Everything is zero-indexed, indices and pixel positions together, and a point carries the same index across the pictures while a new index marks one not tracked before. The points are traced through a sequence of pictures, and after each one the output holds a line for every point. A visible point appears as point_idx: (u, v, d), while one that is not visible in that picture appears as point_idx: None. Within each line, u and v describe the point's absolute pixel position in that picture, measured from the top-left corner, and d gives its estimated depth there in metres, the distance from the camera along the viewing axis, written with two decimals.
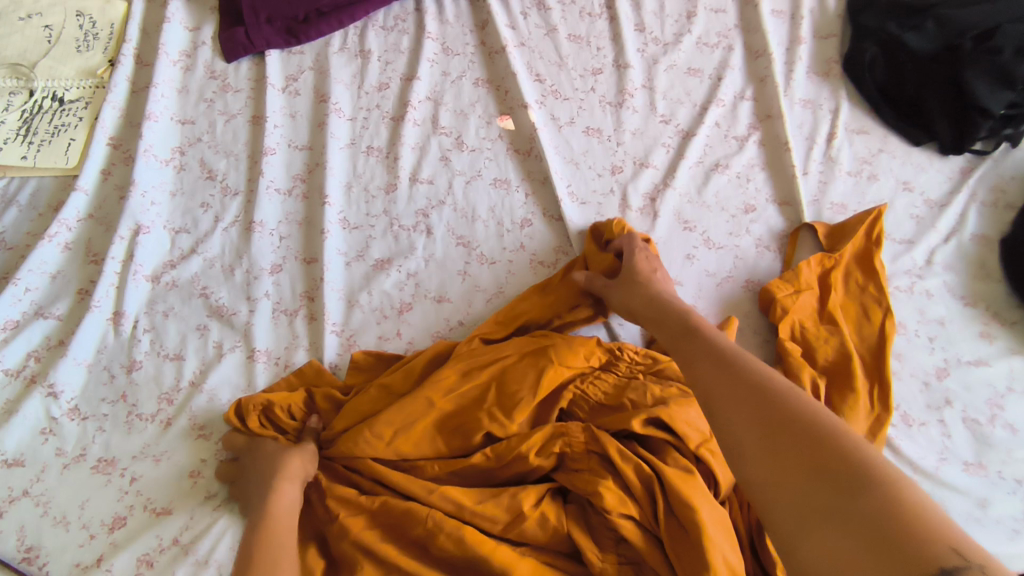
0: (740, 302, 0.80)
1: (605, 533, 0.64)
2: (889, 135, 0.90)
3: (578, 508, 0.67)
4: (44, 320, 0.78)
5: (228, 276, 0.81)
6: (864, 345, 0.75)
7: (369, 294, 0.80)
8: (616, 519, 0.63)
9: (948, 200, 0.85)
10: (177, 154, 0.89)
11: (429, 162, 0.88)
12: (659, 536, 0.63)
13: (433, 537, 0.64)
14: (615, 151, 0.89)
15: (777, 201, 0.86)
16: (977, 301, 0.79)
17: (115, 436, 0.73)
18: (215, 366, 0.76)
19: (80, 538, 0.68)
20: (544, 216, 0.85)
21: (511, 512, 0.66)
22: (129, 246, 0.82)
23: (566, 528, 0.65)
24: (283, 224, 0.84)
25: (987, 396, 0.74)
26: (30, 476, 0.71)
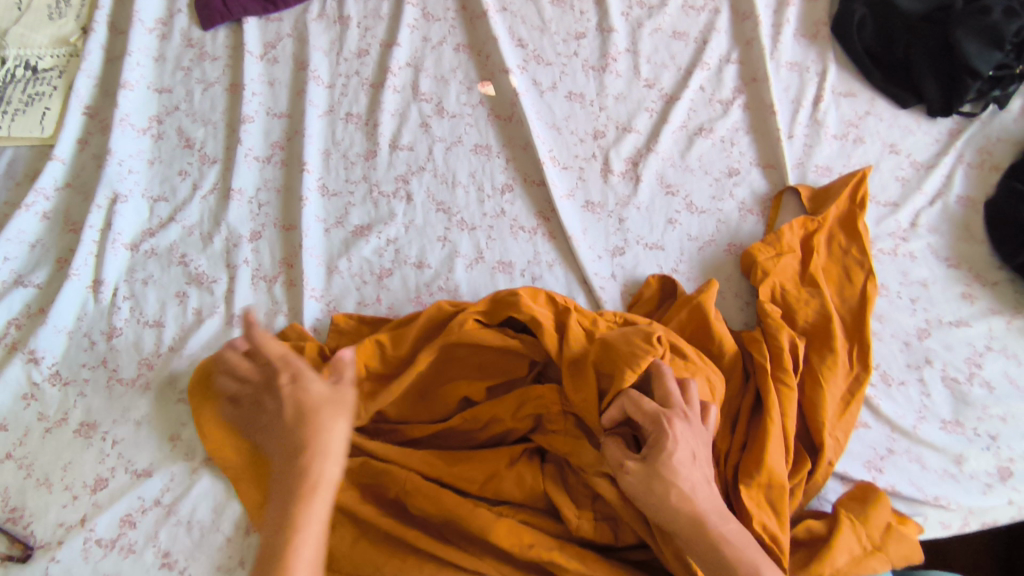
0: (723, 265, 0.79)
1: (582, 491, 0.66)
2: (876, 98, 0.88)
3: (556, 468, 0.69)
4: (24, 289, 0.78)
5: (206, 244, 0.81)
6: (846, 306, 0.75)
7: (348, 260, 0.80)
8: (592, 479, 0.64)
9: (936, 161, 0.84)
10: (154, 123, 0.88)
11: (409, 128, 0.87)
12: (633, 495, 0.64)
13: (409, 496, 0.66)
14: (598, 115, 0.88)
15: (761, 164, 0.85)
16: (961, 263, 0.79)
17: (96, 400, 0.74)
18: (194, 331, 0.76)
19: (63, 499, 0.70)
20: (525, 181, 0.84)
21: (487, 472, 0.68)
22: (107, 214, 0.82)
23: (542, 487, 0.67)
24: (262, 191, 0.84)
25: (966, 354, 0.75)
26: (13, 440, 0.72)
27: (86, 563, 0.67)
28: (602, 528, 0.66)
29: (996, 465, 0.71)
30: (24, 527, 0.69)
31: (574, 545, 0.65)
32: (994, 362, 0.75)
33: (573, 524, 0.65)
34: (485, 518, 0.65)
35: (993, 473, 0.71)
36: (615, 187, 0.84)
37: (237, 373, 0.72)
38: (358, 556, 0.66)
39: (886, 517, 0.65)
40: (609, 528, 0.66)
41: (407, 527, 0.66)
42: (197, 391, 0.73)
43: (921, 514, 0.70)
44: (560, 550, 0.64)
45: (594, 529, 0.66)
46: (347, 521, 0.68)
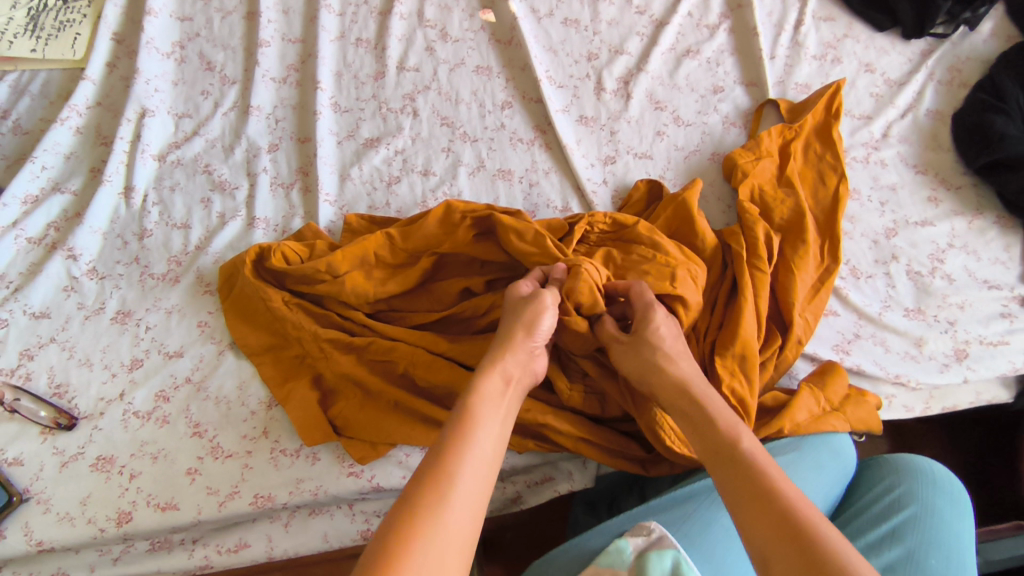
0: (707, 171, 0.86)
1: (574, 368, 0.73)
2: (854, 22, 0.94)
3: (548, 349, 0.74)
4: (61, 195, 0.85)
5: (229, 155, 0.87)
6: (819, 206, 0.81)
7: (360, 168, 0.86)
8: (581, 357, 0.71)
9: (907, 79, 0.90)
10: (177, 48, 0.94)
11: (415, 51, 0.93)
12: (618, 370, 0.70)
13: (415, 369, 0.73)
14: (592, 39, 0.94)
15: (743, 83, 0.91)
16: (928, 170, 0.85)
17: (131, 293, 0.81)
18: (218, 231, 0.83)
19: (103, 376, 0.77)
20: (523, 99, 0.91)
21: (487, 349, 0.73)
22: (136, 128, 0.88)
23: None
24: (279, 108, 0.90)
25: (930, 251, 0.81)
26: (56, 326, 0.79)
27: (125, 431, 0.74)
28: (591, 400, 0.72)
29: (952, 347, 0.77)
30: (70, 401, 0.75)
31: (565, 415, 0.71)
32: (955, 258, 0.81)
33: (564, 394, 0.71)
34: None
35: (950, 354, 0.77)
36: (607, 103, 0.90)
37: (258, 264, 0.78)
38: (371, 422, 0.73)
39: (844, 386, 0.72)
40: (597, 401, 0.72)
41: (414, 397, 0.74)
42: (222, 281, 0.80)
43: (883, 391, 0.77)
44: (553, 418, 0.71)
45: (583, 402, 0.72)
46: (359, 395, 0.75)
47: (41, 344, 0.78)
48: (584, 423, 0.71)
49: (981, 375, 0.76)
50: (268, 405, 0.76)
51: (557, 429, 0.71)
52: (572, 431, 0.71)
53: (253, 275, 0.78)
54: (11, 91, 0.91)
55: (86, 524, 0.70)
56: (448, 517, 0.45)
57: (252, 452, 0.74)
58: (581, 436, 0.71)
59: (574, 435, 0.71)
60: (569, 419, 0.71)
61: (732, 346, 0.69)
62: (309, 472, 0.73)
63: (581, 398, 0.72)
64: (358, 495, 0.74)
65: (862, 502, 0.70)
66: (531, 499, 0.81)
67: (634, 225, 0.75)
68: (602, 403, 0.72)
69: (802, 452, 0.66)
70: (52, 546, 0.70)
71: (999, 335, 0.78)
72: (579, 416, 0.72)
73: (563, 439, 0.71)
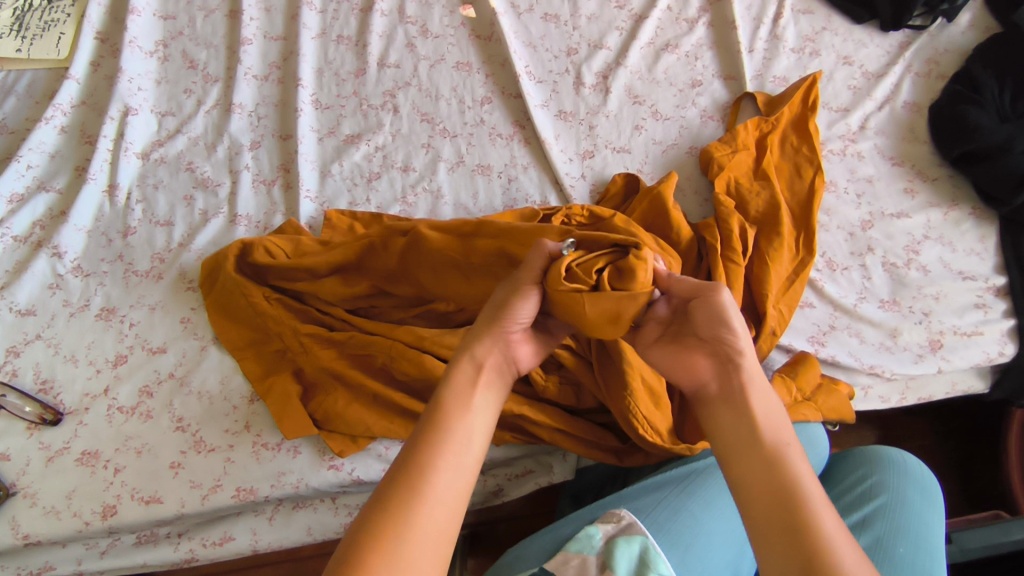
0: (684, 164, 0.87)
1: (548, 359, 0.73)
2: (833, 15, 0.95)
3: None
4: (46, 193, 0.86)
5: (211, 153, 0.88)
6: (795, 198, 0.82)
7: (340, 165, 0.87)
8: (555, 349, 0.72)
9: (885, 71, 0.91)
10: (160, 46, 0.95)
11: (396, 48, 0.94)
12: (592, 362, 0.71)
13: (394, 361, 0.73)
14: (571, 34, 0.95)
15: (722, 76, 0.92)
16: (904, 161, 0.86)
17: (115, 289, 0.82)
18: (201, 228, 0.84)
19: (87, 372, 0.78)
20: (502, 94, 0.91)
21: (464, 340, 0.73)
22: (119, 126, 0.89)
23: None
24: (261, 106, 0.91)
25: (906, 242, 0.82)
26: (42, 323, 0.80)
27: (110, 426, 0.75)
28: (565, 390, 0.73)
29: (928, 338, 0.78)
30: (55, 396, 0.77)
31: (539, 404, 0.72)
32: (931, 249, 0.81)
33: (540, 385, 0.72)
34: None
35: (925, 345, 0.77)
36: (585, 97, 0.91)
37: (238, 260, 0.80)
38: (350, 415, 0.74)
39: (816, 376, 0.73)
40: (571, 391, 0.73)
41: (394, 389, 0.74)
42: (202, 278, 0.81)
43: (857, 381, 0.77)
44: (527, 407, 0.71)
45: (558, 392, 0.73)
46: (340, 389, 0.75)
47: (27, 341, 0.79)
48: (556, 413, 0.72)
49: (955, 365, 0.77)
50: (250, 399, 0.77)
51: (531, 418, 0.72)
52: (546, 420, 0.71)
53: (236, 270, 0.79)
54: None
55: (72, 518, 0.72)
56: (423, 516, 0.43)
57: (234, 445, 0.75)
58: (555, 426, 0.72)
59: (548, 424, 0.72)
60: (543, 409, 0.72)
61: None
62: (290, 466, 0.74)
63: (555, 388, 0.73)
64: (339, 488, 0.75)
65: (837, 493, 0.69)
66: (513, 491, 0.82)
67: (611, 217, 0.76)
68: (576, 393, 0.73)
69: None
70: (38, 540, 0.71)
71: (974, 325, 0.78)
72: (552, 406, 0.73)
73: (537, 428, 0.72)
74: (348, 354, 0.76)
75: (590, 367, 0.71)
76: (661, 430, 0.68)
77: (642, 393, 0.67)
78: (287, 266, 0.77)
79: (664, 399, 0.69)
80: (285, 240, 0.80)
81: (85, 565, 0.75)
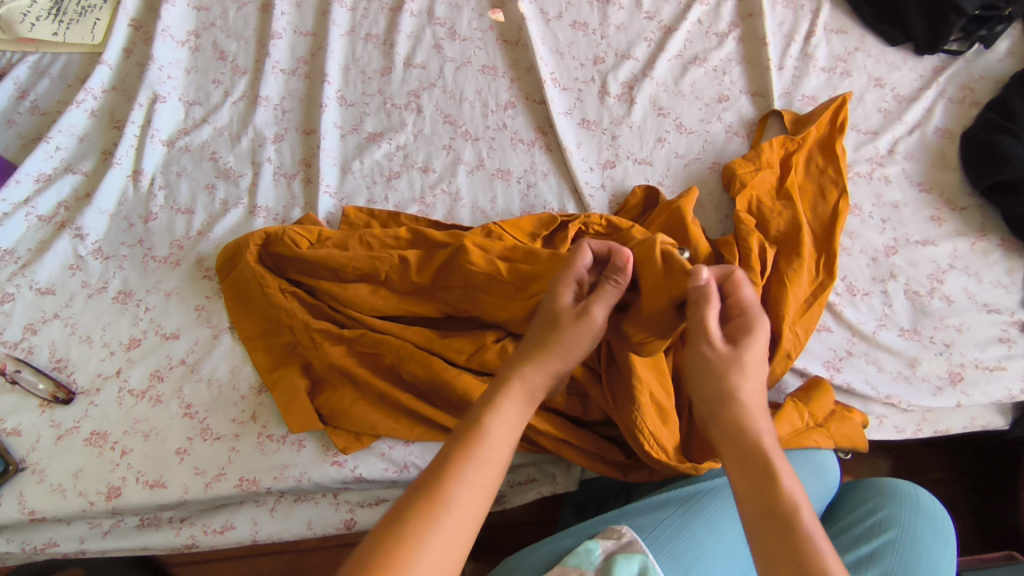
0: (706, 179, 0.86)
1: None
2: (866, 36, 0.94)
3: None
4: (72, 175, 0.87)
5: (235, 144, 0.89)
6: (818, 220, 0.80)
7: (361, 162, 0.87)
8: None
9: (917, 95, 0.89)
10: (192, 37, 0.96)
11: (423, 49, 0.94)
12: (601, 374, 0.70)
13: (403, 363, 0.72)
14: (599, 43, 0.94)
15: (749, 92, 0.91)
16: (933, 188, 0.84)
17: (133, 273, 0.83)
18: (220, 217, 0.85)
19: (101, 353, 0.79)
20: (527, 100, 0.91)
21: (474, 345, 0.73)
22: (147, 113, 0.90)
23: None
24: (286, 100, 0.92)
25: (930, 271, 0.80)
26: (60, 302, 0.81)
27: (120, 408, 0.76)
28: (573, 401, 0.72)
29: (948, 370, 0.76)
30: (68, 375, 0.78)
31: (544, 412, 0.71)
32: (955, 279, 0.79)
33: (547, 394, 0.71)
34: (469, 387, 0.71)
35: (944, 378, 0.75)
36: (609, 107, 0.90)
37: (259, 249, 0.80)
38: (356, 412, 0.73)
39: (830, 403, 0.72)
40: (577, 401, 0.72)
41: (401, 391, 0.74)
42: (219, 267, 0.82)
43: (871, 411, 0.75)
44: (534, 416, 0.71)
45: (565, 401, 0.72)
46: (347, 387, 0.75)
47: (45, 320, 0.80)
48: (562, 422, 0.72)
49: (974, 400, 0.75)
50: (257, 390, 0.78)
51: (536, 427, 0.71)
52: (549, 431, 0.71)
53: (255, 260, 0.79)
54: (31, 72, 0.94)
55: (77, 497, 0.73)
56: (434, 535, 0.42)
57: (240, 435, 0.75)
58: (559, 436, 0.71)
59: (552, 434, 0.71)
60: (549, 418, 0.71)
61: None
62: (294, 459, 0.75)
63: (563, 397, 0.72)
64: (341, 484, 0.75)
65: (844, 524, 0.67)
66: (514, 498, 0.81)
67: (629, 228, 0.75)
68: (583, 404, 0.72)
69: (784, 468, 0.66)
70: (43, 516, 0.72)
71: (996, 360, 0.76)
72: (558, 415, 0.72)
73: (541, 437, 0.72)
74: (357, 352, 0.75)
75: (599, 378, 0.70)
76: (667, 449, 0.67)
77: (651, 411, 0.66)
78: (304, 258, 0.77)
79: (672, 417, 0.68)
80: (303, 235, 0.79)
81: (87, 544, 0.76)
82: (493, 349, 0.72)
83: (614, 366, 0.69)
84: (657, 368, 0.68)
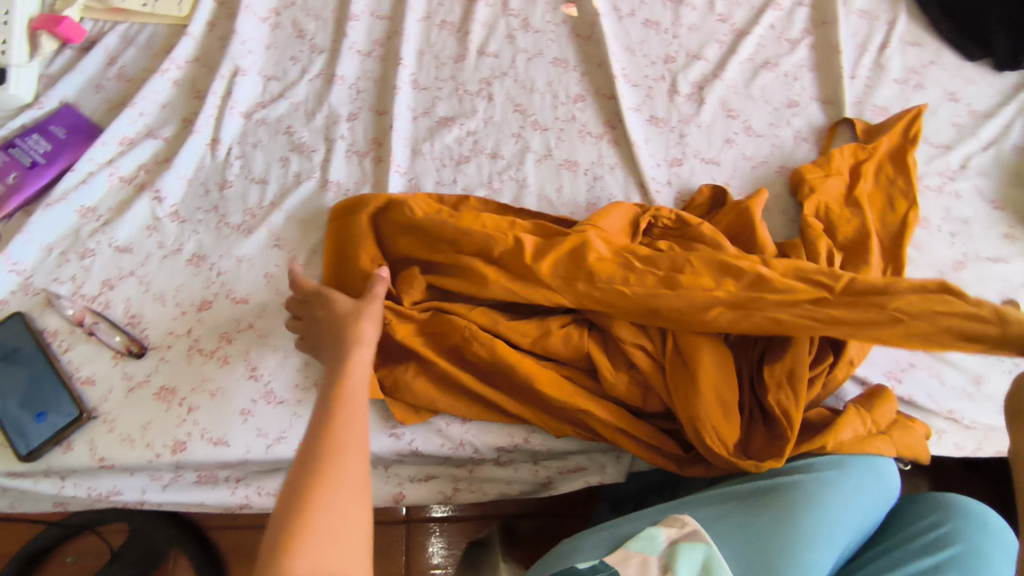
0: (773, 183, 0.86)
1: (620, 359, 0.73)
2: (942, 49, 0.93)
3: (600, 334, 0.75)
4: (154, 140, 0.91)
5: (310, 119, 0.92)
6: (886, 230, 0.80)
7: (432, 145, 0.89)
8: (628, 348, 0.71)
9: (993, 112, 0.88)
10: (273, 14, 0.99)
11: (496, 38, 0.96)
12: (664, 366, 0.71)
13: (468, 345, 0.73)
14: (671, 42, 0.95)
15: (820, 100, 0.91)
16: (1005, 206, 0.83)
17: (207, 238, 0.85)
18: (293, 190, 0.87)
19: (173, 313, 0.82)
20: (596, 94, 0.92)
21: (540, 329, 0.74)
22: (228, 85, 0.93)
23: (587, 348, 0.73)
24: (361, 80, 0.94)
25: (1000, 288, 0.79)
26: (137, 261, 0.84)
27: (189, 365, 0.79)
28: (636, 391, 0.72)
29: None
30: (141, 331, 0.80)
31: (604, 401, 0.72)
32: None
33: (609, 383, 0.71)
34: (532, 371, 0.72)
35: None
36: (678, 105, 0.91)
37: (337, 225, 0.82)
38: (419, 390, 0.75)
39: (892, 412, 0.71)
40: (639, 392, 0.72)
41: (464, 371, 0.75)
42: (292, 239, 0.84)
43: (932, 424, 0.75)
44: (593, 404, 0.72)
45: (628, 391, 0.72)
46: (413, 364, 0.76)
47: (121, 276, 0.83)
48: (620, 412, 0.73)
49: None
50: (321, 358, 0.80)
51: (595, 415, 0.72)
52: (609, 420, 0.72)
53: (369, 220, 0.81)
54: (120, 40, 0.98)
55: (145, 448, 0.75)
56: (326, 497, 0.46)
57: (302, 401, 0.77)
58: (617, 425, 0.72)
59: (611, 423, 0.72)
60: (608, 406, 0.72)
61: (780, 362, 0.70)
62: None
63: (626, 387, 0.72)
64: (397, 456, 0.77)
65: (905, 534, 0.67)
66: (562, 486, 0.81)
67: (697, 226, 0.77)
68: (644, 396, 0.72)
69: (847, 472, 0.66)
70: (112, 464, 0.75)
71: None
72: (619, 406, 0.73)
73: (600, 425, 0.73)
74: (424, 331, 0.76)
75: (662, 371, 0.71)
76: (727, 445, 0.67)
77: (712, 407, 0.67)
78: (417, 228, 0.78)
79: (734, 413, 0.68)
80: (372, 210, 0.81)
81: (148, 496, 0.78)
82: (560, 336, 0.73)
83: (678, 361, 0.70)
84: (722, 365, 0.69)
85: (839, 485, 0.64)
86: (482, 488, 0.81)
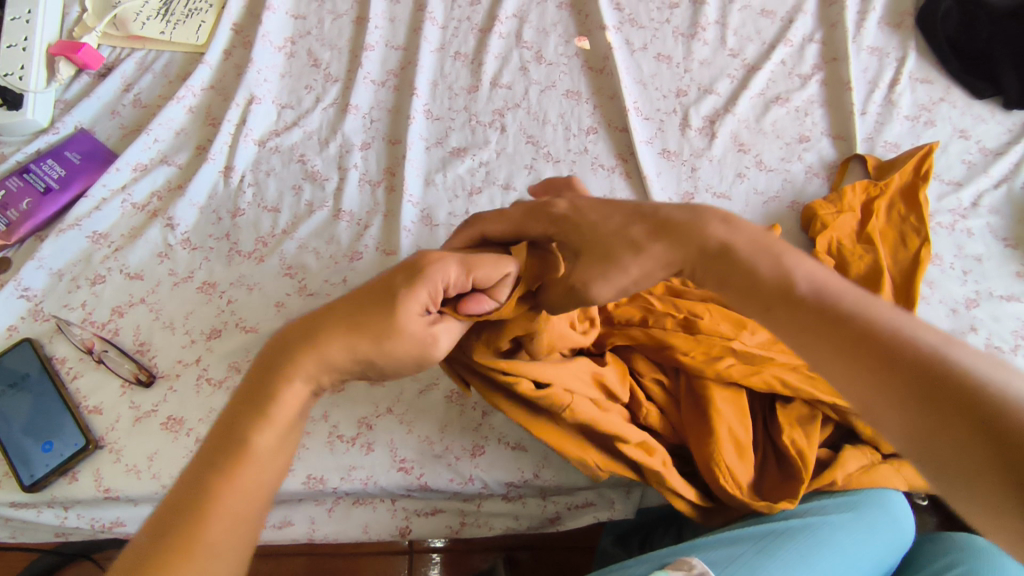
0: (784, 218, 0.86)
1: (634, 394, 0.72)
2: (952, 87, 0.94)
3: None
4: (168, 167, 0.91)
5: (323, 148, 0.92)
6: (898, 268, 0.80)
7: (444, 175, 0.89)
8: (645, 382, 0.71)
9: (1004, 150, 0.89)
10: (289, 43, 1.00)
11: (509, 70, 0.96)
12: (680, 402, 0.70)
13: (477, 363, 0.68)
14: (682, 76, 0.96)
15: (831, 135, 0.92)
16: (1018, 244, 0.83)
17: (218, 265, 0.85)
18: (305, 218, 0.87)
19: (183, 341, 0.81)
20: (608, 126, 0.93)
21: None
22: (242, 113, 0.94)
23: None
24: (375, 110, 0.95)
25: (1013, 327, 0.79)
26: (147, 288, 0.84)
27: (197, 395, 0.78)
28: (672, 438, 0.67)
29: None
30: (150, 359, 0.80)
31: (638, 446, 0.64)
32: None
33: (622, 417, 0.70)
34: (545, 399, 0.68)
35: None
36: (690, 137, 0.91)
37: None
38: None
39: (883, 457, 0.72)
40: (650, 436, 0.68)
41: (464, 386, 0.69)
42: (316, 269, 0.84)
43: None
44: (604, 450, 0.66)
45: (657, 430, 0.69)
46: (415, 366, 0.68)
47: (132, 303, 0.83)
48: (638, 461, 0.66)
49: None
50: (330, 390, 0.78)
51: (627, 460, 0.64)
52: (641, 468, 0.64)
53: None
54: (136, 67, 0.99)
55: (151, 479, 0.74)
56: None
57: (310, 433, 0.76)
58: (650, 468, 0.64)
59: (659, 460, 0.64)
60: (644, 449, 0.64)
61: (793, 402, 0.71)
62: (361, 461, 0.75)
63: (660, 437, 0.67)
64: (405, 490, 0.75)
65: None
66: (570, 521, 0.80)
67: None
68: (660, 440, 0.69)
69: (860, 511, 0.65)
70: (117, 495, 0.74)
71: None
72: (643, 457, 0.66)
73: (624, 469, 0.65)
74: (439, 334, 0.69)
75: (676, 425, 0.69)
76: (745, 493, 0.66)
77: (727, 445, 0.66)
78: None
79: (747, 452, 0.67)
80: None
81: None
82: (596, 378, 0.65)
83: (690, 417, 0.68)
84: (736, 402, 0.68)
85: (850, 523, 0.64)
86: (489, 522, 0.79)
